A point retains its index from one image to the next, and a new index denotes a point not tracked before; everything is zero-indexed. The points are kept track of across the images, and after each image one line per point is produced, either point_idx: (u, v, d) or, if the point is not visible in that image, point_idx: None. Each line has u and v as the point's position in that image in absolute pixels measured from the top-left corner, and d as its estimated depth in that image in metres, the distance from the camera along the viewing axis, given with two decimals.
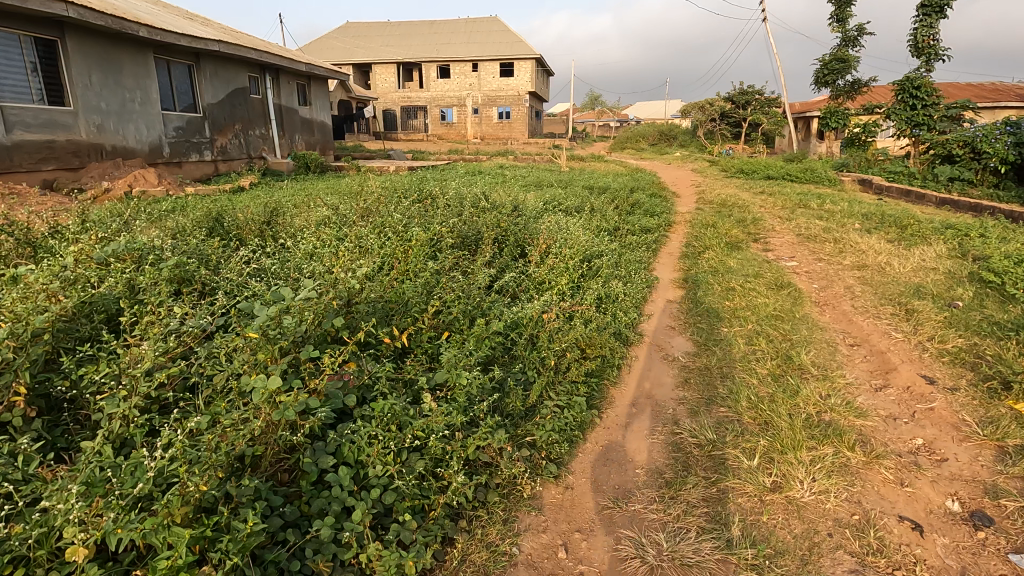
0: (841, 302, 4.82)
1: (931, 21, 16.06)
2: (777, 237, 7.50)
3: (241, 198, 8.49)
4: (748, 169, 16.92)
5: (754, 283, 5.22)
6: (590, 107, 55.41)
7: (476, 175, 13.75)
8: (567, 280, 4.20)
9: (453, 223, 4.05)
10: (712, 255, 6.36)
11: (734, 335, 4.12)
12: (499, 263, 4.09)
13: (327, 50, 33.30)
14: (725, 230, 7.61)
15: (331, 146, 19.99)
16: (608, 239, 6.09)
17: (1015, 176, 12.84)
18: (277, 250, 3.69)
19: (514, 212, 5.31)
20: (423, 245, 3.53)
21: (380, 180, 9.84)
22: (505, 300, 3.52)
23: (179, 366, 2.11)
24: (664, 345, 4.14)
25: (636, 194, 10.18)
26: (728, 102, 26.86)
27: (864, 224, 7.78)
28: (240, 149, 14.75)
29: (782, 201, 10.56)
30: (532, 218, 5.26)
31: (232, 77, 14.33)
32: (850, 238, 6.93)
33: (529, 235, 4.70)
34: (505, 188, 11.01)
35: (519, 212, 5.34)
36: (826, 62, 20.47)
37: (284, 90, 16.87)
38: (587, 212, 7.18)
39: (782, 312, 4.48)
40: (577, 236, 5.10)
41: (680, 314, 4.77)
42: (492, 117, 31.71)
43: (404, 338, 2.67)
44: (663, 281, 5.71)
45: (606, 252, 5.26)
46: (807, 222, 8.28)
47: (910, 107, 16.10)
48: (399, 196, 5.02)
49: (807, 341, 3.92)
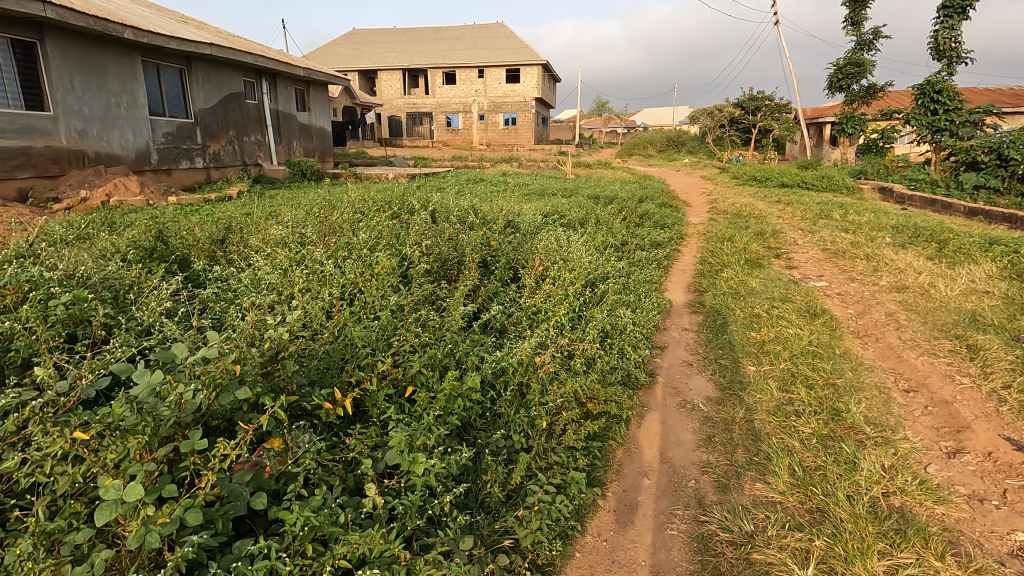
0: (885, 333, 4.17)
1: (953, 22, 15.34)
2: (801, 253, 6.83)
3: (222, 209, 7.95)
4: (760, 176, 16.23)
5: (782, 309, 4.58)
6: (597, 113, 54.84)
7: (476, 184, 13.18)
8: (566, 312, 3.58)
9: (431, 244, 3.45)
10: (731, 273, 5.73)
11: (763, 376, 3.49)
12: (486, 291, 3.49)
13: (333, 58, 33.05)
14: (743, 244, 6.97)
15: (331, 153, 19.52)
16: (615, 256, 5.48)
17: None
18: (221, 280, 3.11)
19: (508, 228, 4.71)
20: (391, 276, 2.93)
21: (374, 191, 9.31)
22: (489, 339, 2.92)
23: (7, 464, 1.50)
24: (680, 388, 3.52)
25: (644, 204, 9.56)
26: (738, 108, 26.19)
27: (895, 238, 7.12)
28: (234, 156, 14.27)
29: (802, 211, 9.90)
30: (529, 235, 4.66)
31: (226, 82, 13.89)
32: (883, 255, 6.25)
33: (523, 255, 4.10)
34: (506, 198, 10.42)
35: (513, 227, 4.74)
36: (841, 66, 19.78)
37: (282, 96, 16.42)
38: (592, 225, 6.59)
39: (818, 346, 3.83)
40: (580, 256, 4.49)
41: (697, 347, 4.16)
42: (498, 123, 31.20)
43: (348, 404, 2.07)
44: (676, 306, 5.09)
45: (614, 273, 4.65)
46: (832, 236, 7.60)
47: (931, 112, 15.34)
48: (377, 210, 4.44)
49: (854, 387, 3.26)
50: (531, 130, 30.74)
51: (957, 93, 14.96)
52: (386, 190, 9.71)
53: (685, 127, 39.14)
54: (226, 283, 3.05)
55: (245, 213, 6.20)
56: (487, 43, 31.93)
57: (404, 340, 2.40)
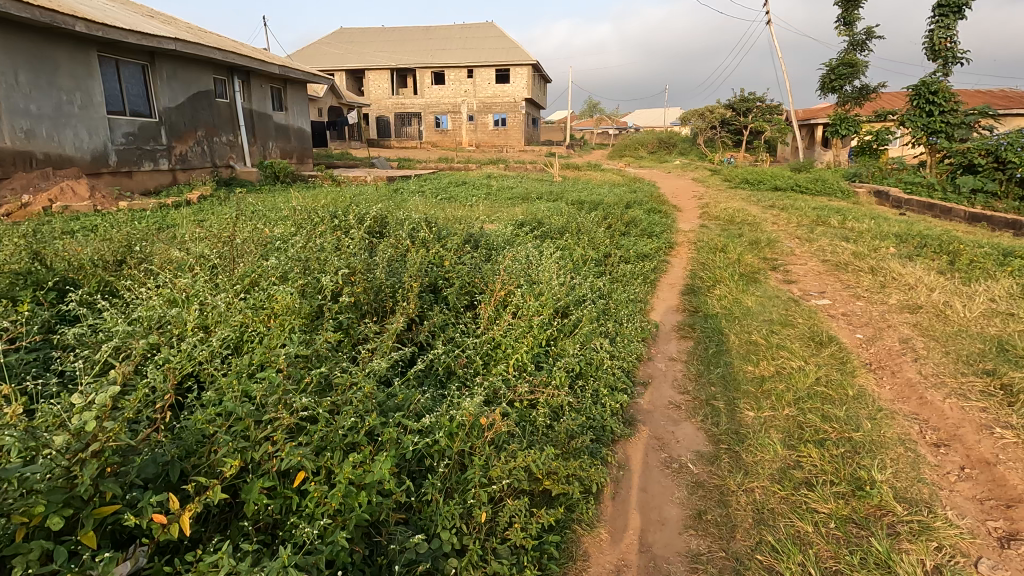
0: (903, 365, 3.61)
1: (948, 22, 14.92)
2: (800, 265, 6.28)
3: (173, 216, 7.31)
4: (752, 179, 15.75)
5: (785, 335, 4.01)
6: (588, 114, 54.34)
7: (457, 187, 12.57)
8: (529, 350, 2.99)
9: (363, 271, 2.85)
10: (725, 290, 5.18)
11: (764, 426, 2.92)
12: (431, 326, 2.89)
13: (318, 57, 32.32)
14: (737, 256, 6.41)
15: (310, 153, 18.82)
16: (595, 273, 4.91)
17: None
18: (96, 321, 2.51)
19: (471, 242, 4.12)
20: (298, 317, 2.33)
21: (343, 196, 8.69)
22: (423, 394, 2.33)
23: None
24: (665, 440, 2.94)
25: (631, 210, 9.01)
26: (728, 109, 25.78)
27: (900, 248, 6.59)
28: (203, 158, 13.57)
29: (797, 217, 9.39)
30: (496, 251, 4.07)
31: (194, 79, 13.20)
32: (890, 268, 5.71)
33: (484, 275, 3.50)
34: (485, 205, 9.85)
35: (477, 242, 4.14)
36: (833, 67, 19.38)
37: (256, 94, 15.73)
38: (573, 236, 6.04)
39: (827, 384, 3.26)
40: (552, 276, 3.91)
41: (686, 382, 3.58)
42: (488, 124, 30.61)
43: (187, 520, 1.46)
44: (662, 329, 4.51)
45: (592, 295, 4.07)
46: (831, 245, 7.06)
47: (926, 114, 14.91)
48: (317, 222, 3.82)
49: (875, 443, 2.68)
50: (521, 131, 30.18)
51: (953, 94, 14.56)
52: (357, 196, 9.12)
53: (677, 128, 38.79)
54: (100, 321, 2.45)
55: (189, 222, 5.58)
56: (476, 43, 31.36)
57: (291, 411, 1.80)
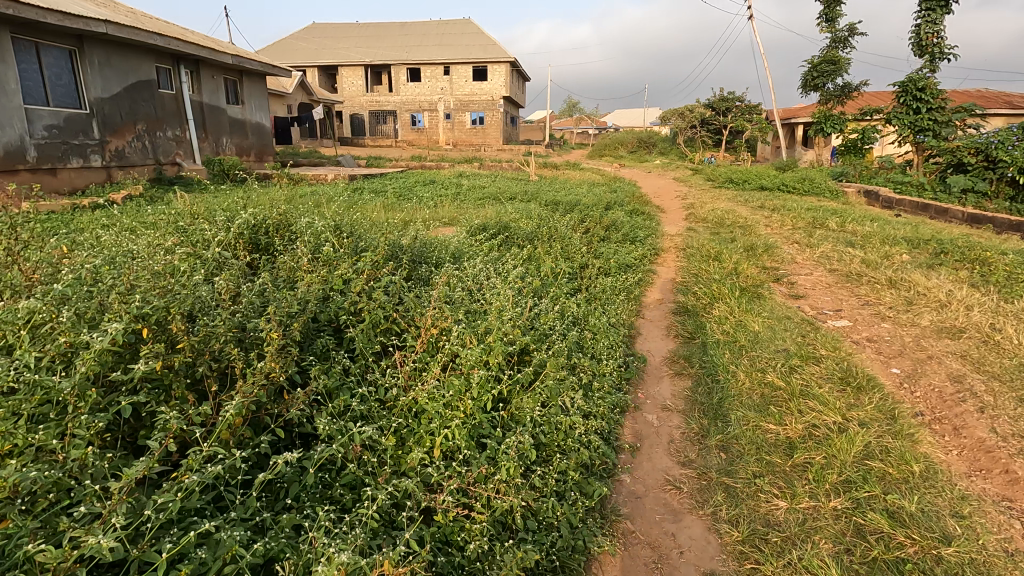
0: (970, 421, 2.74)
1: (936, 16, 14.30)
2: (805, 275, 5.45)
3: (81, 220, 6.21)
4: (737, 178, 14.98)
5: (810, 373, 3.14)
6: (568, 112, 53.56)
7: (423, 188, 11.58)
8: (463, 421, 2.07)
9: (203, 314, 1.87)
10: (724, 308, 4.31)
11: (806, 531, 2.02)
12: (315, 393, 1.91)
13: (287, 52, 30.89)
14: (733, 265, 5.55)
15: (270, 150, 17.60)
16: (568, 292, 3.99)
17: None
18: None
19: (404, 256, 3.16)
20: (30, 408, 1.33)
21: (291, 200, 7.67)
22: (263, 545, 1.39)
23: None
24: (665, 551, 2.03)
25: (612, 212, 8.11)
26: (708, 109, 25.24)
27: (914, 256, 5.81)
28: (144, 154, 12.32)
29: (791, 218, 8.64)
30: (434, 270, 3.11)
31: (132, 68, 11.96)
32: (912, 279, 4.88)
33: (411, 302, 2.52)
34: (453, 208, 8.87)
35: (411, 257, 3.18)
36: (815, 64, 18.78)
37: (208, 87, 14.49)
38: (545, 245, 5.14)
39: (882, 454, 2.38)
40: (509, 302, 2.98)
41: (684, 447, 2.69)
42: (465, 122, 29.62)
43: None
44: (652, 363, 3.61)
45: (564, 325, 3.15)
46: (835, 252, 6.26)
47: (913, 111, 14.24)
48: (190, 233, 2.82)
49: (978, 567, 1.81)
50: (499, 129, 29.25)
51: (940, 90, 13.90)
52: (307, 198, 8.09)
53: (657, 126, 38.25)
54: None
55: (78, 228, 4.54)
56: (453, 40, 30.35)
57: None
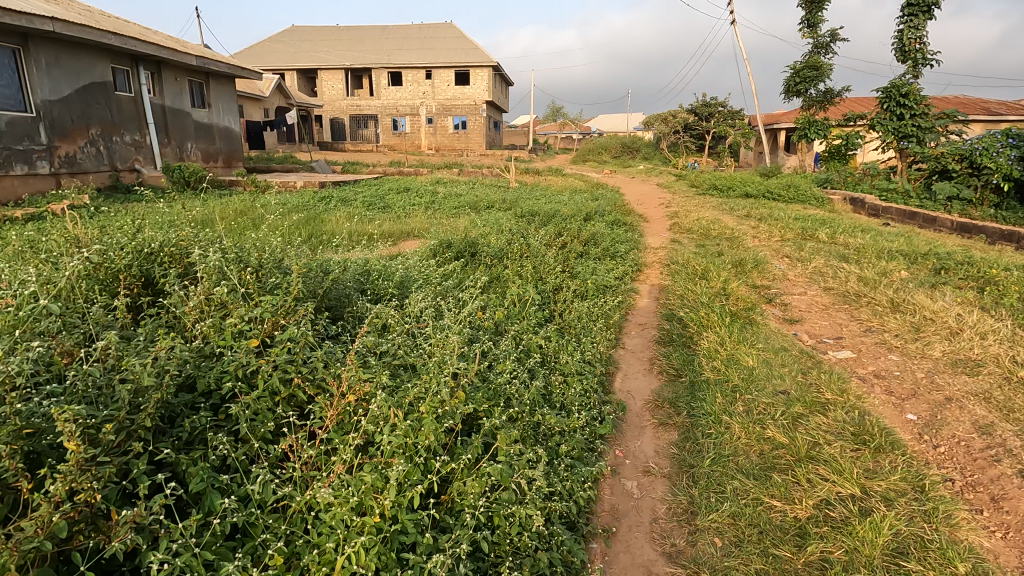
0: (1011, 491, 2.28)
1: (918, 22, 14.10)
2: (799, 296, 5.01)
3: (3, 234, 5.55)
4: (721, 185, 14.61)
5: (818, 428, 2.66)
6: (552, 117, 53.34)
7: (398, 196, 11.04)
8: (374, 534, 1.55)
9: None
10: (715, 337, 3.83)
11: None
12: (153, 513, 1.36)
13: (264, 55, 30.10)
14: (722, 284, 5.11)
15: (240, 156, 16.85)
16: (536, 326, 3.47)
17: (1020, 195, 10.89)
18: None
19: (332, 292, 2.62)
20: None
21: (249, 214, 7.06)
22: None
23: None
24: None
25: (592, 223, 7.63)
26: (691, 114, 25.04)
27: (912, 274, 5.41)
28: (98, 160, 11.58)
29: (780, 228, 8.25)
30: (369, 309, 2.57)
31: (85, 68, 11.22)
32: (915, 301, 4.47)
33: (323, 360, 1.98)
34: (424, 219, 8.32)
35: (342, 295, 2.65)
36: (798, 69, 18.57)
37: (171, 90, 13.77)
38: (517, 264, 4.64)
39: (917, 550, 1.91)
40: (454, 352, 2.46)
41: (672, 529, 2.19)
42: (447, 127, 29.10)
43: None
44: (632, 409, 3.10)
45: (525, 374, 2.63)
46: (829, 268, 5.83)
47: (897, 117, 14.01)
48: (52, 269, 2.26)
49: None
50: (482, 134, 28.79)
51: (923, 96, 13.71)
52: (270, 211, 7.50)
53: (641, 132, 38.15)
54: None
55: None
56: (435, 44, 29.87)
57: None
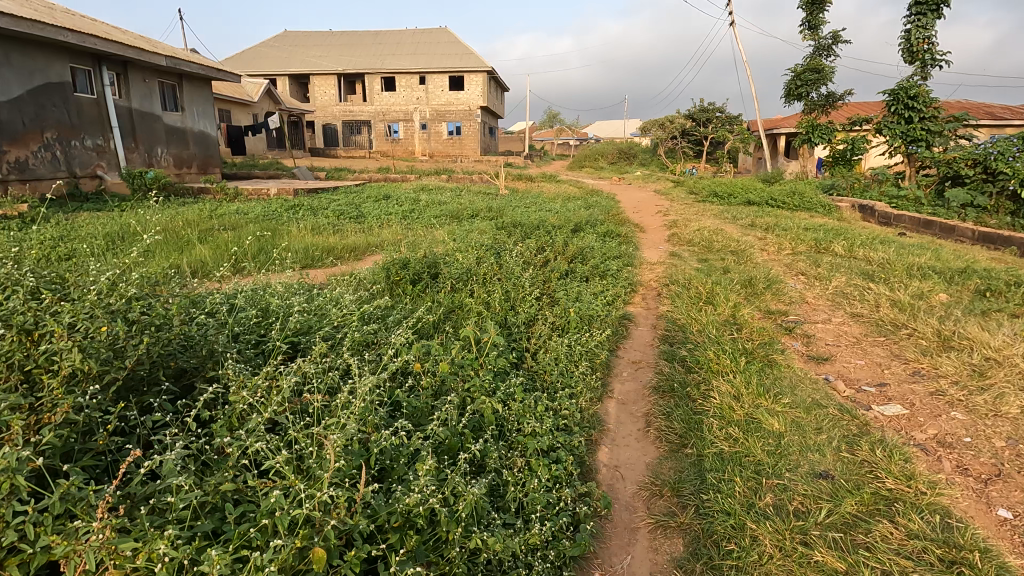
0: None
1: (927, 20, 13.31)
2: (822, 324, 4.21)
3: None
4: (722, 192, 13.83)
5: (888, 548, 1.86)
6: (548, 123, 52.67)
7: (377, 205, 10.25)
8: None
9: None
10: (728, 385, 3.02)
11: None
12: None
13: (254, 60, 29.42)
14: (731, 309, 4.31)
15: (216, 161, 16.03)
16: (495, 381, 2.66)
17: None
18: None
19: (172, 363, 1.80)
20: None
21: (198, 234, 6.26)
22: None
23: None
24: None
25: (581, 235, 6.85)
26: (689, 119, 24.34)
27: (953, 298, 4.59)
28: (53, 166, 10.73)
29: (790, 240, 7.46)
30: (227, 384, 1.75)
31: (40, 68, 10.40)
32: (970, 335, 3.65)
33: (76, 498, 1.15)
34: (397, 230, 7.53)
35: (190, 363, 1.85)
36: (798, 73, 17.85)
37: (139, 92, 12.94)
38: (487, 292, 3.83)
39: None
40: (347, 450, 1.64)
41: None
42: (441, 133, 28.39)
43: None
44: (619, 500, 2.29)
45: (461, 473, 1.82)
46: (853, 288, 5.03)
47: (905, 121, 13.18)
48: None
49: None
50: (476, 140, 28.07)
51: (933, 98, 12.87)
52: (227, 228, 6.71)
53: (637, 138, 37.53)
54: None
55: None
56: (428, 48, 29.21)
57: None
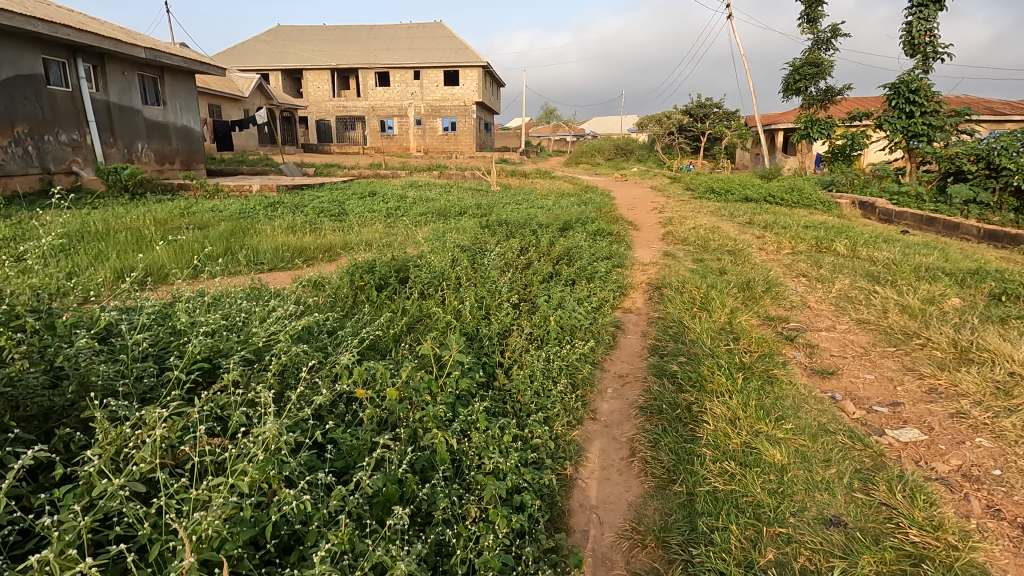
0: None
1: (929, 12, 12.94)
2: (827, 332, 3.87)
3: None
4: (719, 188, 13.48)
5: None
6: (545, 118, 52.19)
7: (363, 202, 9.88)
8: None
9: None
10: (724, 407, 2.67)
11: None
12: None
13: (246, 54, 28.94)
14: (729, 316, 3.97)
15: (200, 157, 15.62)
16: (455, 407, 2.31)
17: None
18: None
19: (30, 404, 1.46)
20: None
21: (164, 234, 5.89)
22: None
23: None
24: None
25: (571, 234, 6.51)
26: (686, 114, 23.95)
27: (967, 303, 4.24)
28: (25, 162, 10.32)
29: (790, 238, 7.11)
30: (94, 432, 1.41)
31: (10, 59, 9.96)
32: (990, 346, 3.30)
33: None
34: (379, 229, 7.18)
35: (58, 402, 1.50)
36: (797, 66, 17.47)
37: (117, 85, 12.51)
38: (460, 299, 3.48)
39: None
40: (237, 518, 1.29)
41: None
42: (436, 129, 27.95)
43: None
44: (594, 553, 1.95)
45: (392, 538, 1.48)
46: (858, 291, 4.69)
47: (907, 115, 12.80)
48: None
49: None
50: (472, 136, 27.66)
51: (935, 92, 12.50)
52: (200, 228, 6.35)
53: (634, 134, 37.16)
54: None
55: None
56: (423, 43, 28.77)
57: None
